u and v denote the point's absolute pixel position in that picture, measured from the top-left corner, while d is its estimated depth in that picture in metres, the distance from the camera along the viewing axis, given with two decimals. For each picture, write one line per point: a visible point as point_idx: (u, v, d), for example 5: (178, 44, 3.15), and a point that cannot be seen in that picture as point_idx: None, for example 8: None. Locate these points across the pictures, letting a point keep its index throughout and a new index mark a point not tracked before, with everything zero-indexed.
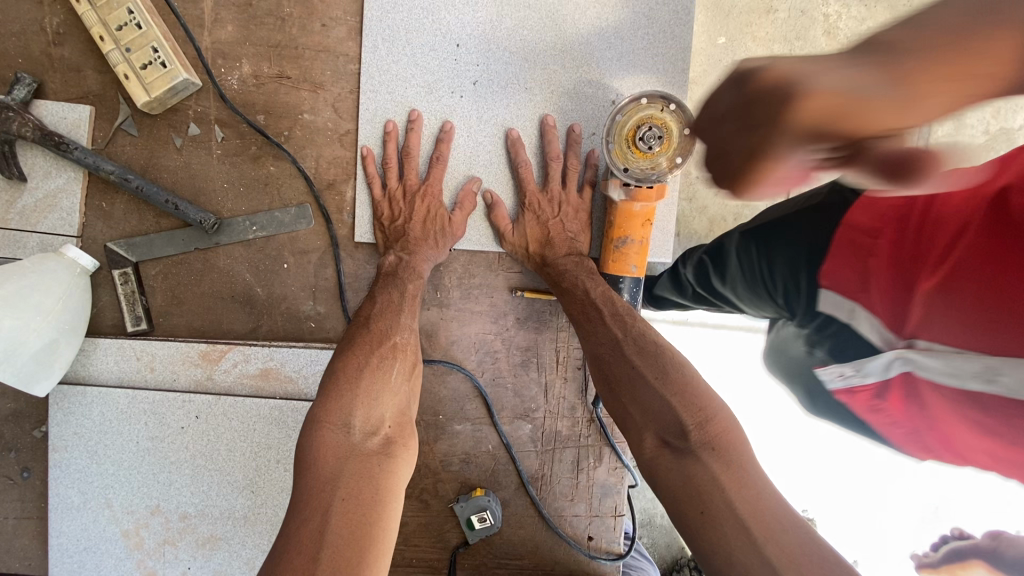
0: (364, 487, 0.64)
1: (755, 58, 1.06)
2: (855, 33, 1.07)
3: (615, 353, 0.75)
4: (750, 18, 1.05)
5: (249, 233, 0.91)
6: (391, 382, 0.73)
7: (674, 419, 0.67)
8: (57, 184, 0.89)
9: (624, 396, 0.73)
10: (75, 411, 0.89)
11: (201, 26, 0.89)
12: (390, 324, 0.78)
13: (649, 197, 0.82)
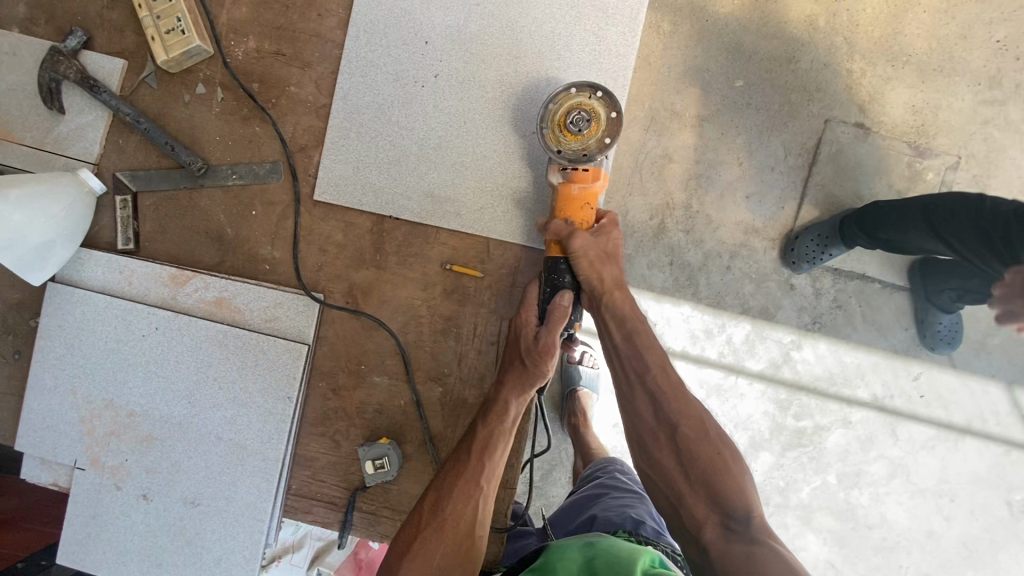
0: (441, 533, 0.93)
1: (771, 103, 1.52)
2: (878, 89, 1.52)
3: (700, 435, 0.93)
4: (769, 64, 1.52)
5: (229, 180, 1.06)
6: (489, 459, 0.96)
7: (743, 512, 0.86)
8: (86, 120, 1.08)
9: (700, 475, 0.90)
10: (61, 308, 1.06)
11: (221, 5, 1.07)
12: (500, 402, 0.96)
13: (586, 178, 0.94)
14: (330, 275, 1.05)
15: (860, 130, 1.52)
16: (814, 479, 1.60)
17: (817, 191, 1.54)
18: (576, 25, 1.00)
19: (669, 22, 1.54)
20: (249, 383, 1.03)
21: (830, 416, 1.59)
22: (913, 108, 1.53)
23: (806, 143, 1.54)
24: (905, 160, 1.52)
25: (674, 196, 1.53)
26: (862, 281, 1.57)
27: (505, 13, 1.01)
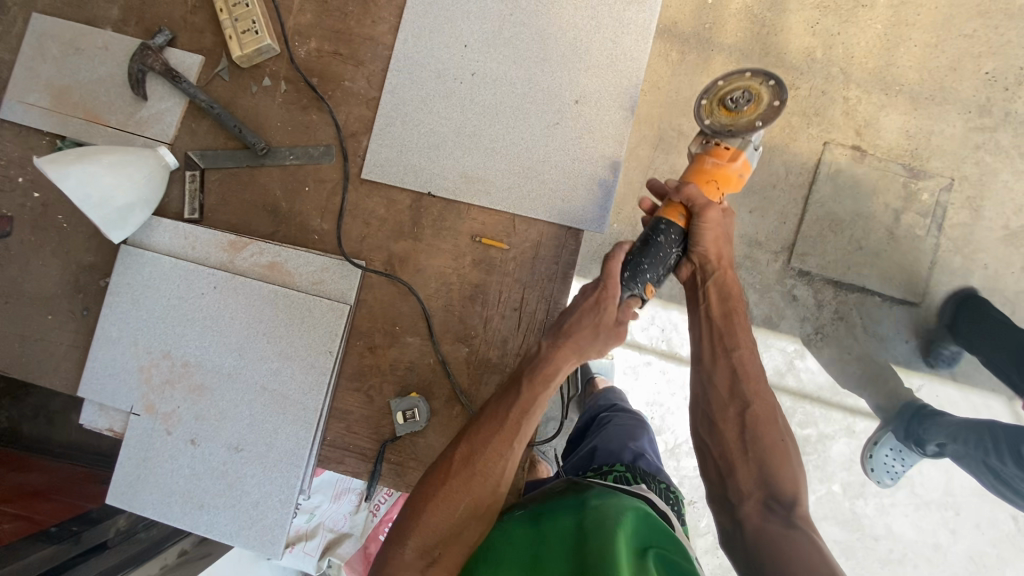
0: (469, 486, 0.96)
1: (786, 115, 1.93)
2: (875, 116, 1.92)
3: (768, 421, 1.05)
4: (776, 99, 1.96)
5: (287, 160, 1.21)
6: (524, 423, 0.99)
7: (787, 495, 0.98)
8: (165, 106, 1.24)
9: (756, 454, 1.02)
10: (130, 266, 1.18)
11: (288, 11, 1.23)
12: (547, 366, 1.01)
13: (723, 155, 1.08)
14: (372, 245, 1.18)
15: (856, 153, 1.91)
16: (819, 487, 1.92)
17: (816, 210, 1.92)
18: (596, 32, 1.15)
19: (677, 51, 1.96)
20: (294, 340, 1.14)
21: (833, 426, 1.95)
22: (910, 133, 1.92)
23: (807, 165, 1.93)
24: (902, 180, 1.91)
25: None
26: (862, 293, 1.93)
27: (534, 22, 1.16)
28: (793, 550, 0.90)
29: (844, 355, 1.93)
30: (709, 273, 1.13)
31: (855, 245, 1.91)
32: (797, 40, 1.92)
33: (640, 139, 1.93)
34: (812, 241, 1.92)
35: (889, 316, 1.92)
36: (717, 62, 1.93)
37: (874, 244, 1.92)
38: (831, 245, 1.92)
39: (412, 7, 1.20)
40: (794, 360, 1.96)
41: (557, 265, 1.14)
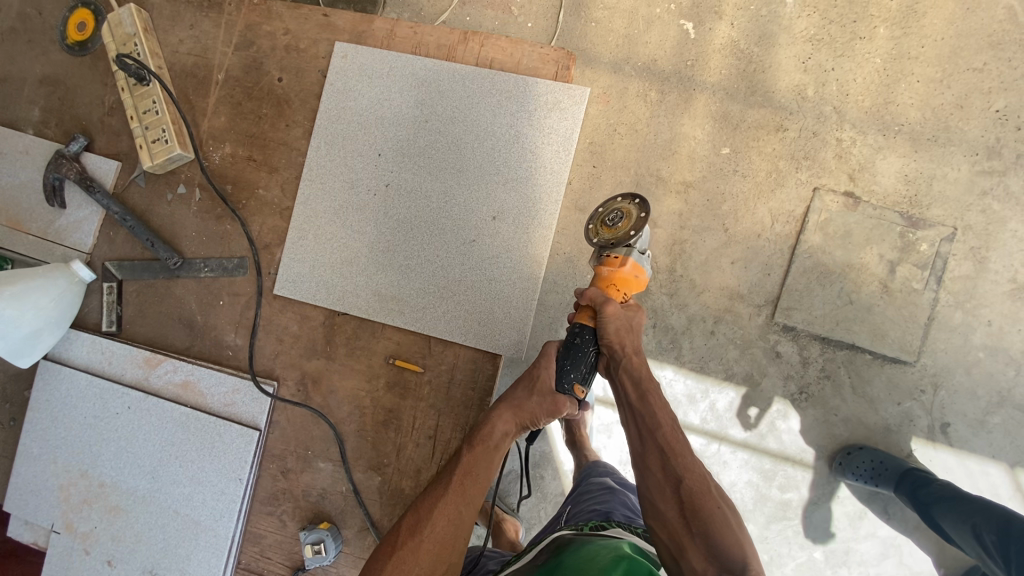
0: (417, 557, 0.86)
1: (758, 170, 1.59)
2: (869, 159, 1.57)
3: (704, 490, 0.89)
4: (758, 133, 1.59)
5: (201, 272, 1.17)
6: (471, 482, 0.92)
7: (743, 568, 0.80)
8: (83, 214, 1.21)
9: (702, 528, 0.85)
10: (49, 383, 1.18)
11: (203, 114, 1.19)
12: (486, 426, 0.96)
13: (613, 263, 0.99)
14: (285, 363, 1.14)
15: (848, 200, 1.56)
16: (799, 554, 1.57)
17: (804, 261, 1.57)
18: (514, 144, 1.08)
19: (656, 90, 1.62)
20: (207, 464, 1.12)
21: (818, 490, 1.57)
22: (907, 177, 1.56)
23: (795, 211, 1.59)
24: (897, 231, 1.55)
25: (658, 260, 1.62)
26: (851, 351, 1.57)
27: (451, 130, 1.10)
28: None
29: (829, 419, 1.57)
30: (622, 358, 0.97)
31: (843, 298, 1.56)
32: (786, 77, 1.58)
33: (614, 184, 1.62)
34: (799, 295, 1.57)
35: (881, 377, 1.56)
36: (699, 106, 1.60)
37: (865, 298, 1.56)
38: (820, 298, 1.57)
39: (326, 112, 1.14)
40: (775, 420, 1.59)
41: (473, 390, 1.09)
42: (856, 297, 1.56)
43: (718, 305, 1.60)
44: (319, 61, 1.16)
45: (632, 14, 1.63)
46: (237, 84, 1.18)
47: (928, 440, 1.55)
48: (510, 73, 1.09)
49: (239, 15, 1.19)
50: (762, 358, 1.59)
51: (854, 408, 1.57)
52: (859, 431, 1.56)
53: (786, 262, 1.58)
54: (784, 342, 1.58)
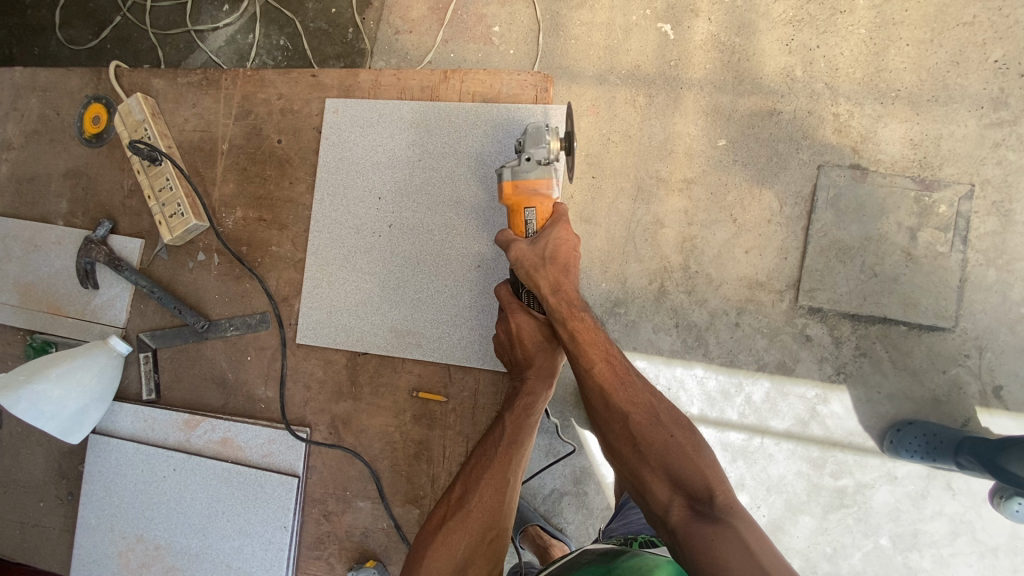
0: (467, 524, 0.97)
1: (758, 157, 1.61)
2: (871, 129, 1.57)
3: (650, 420, 0.98)
4: (751, 121, 1.62)
5: (227, 331, 1.23)
6: (514, 454, 1.01)
7: (702, 489, 0.90)
8: (115, 291, 1.30)
9: (657, 458, 0.94)
10: (99, 455, 1.24)
11: (212, 184, 1.27)
12: (526, 399, 1.04)
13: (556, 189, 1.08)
14: (315, 409, 1.18)
15: (855, 172, 1.57)
16: (863, 542, 1.55)
17: (819, 240, 1.58)
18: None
19: (644, 95, 1.67)
20: (252, 516, 1.16)
21: (872, 474, 1.56)
22: (913, 142, 1.55)
23: (802, 191, 1.60)
24: (911, 196, 1.54)
25: (670, 259, 1.63)
26: (883, 325, 1.56)
27: (445, 164, 1.14)
28: (723, 552, 0.80)
29: (872, 397, 1.56)
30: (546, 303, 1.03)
31: (866, 272, 1.56)
32: (772, 61, 1.61)
33: (616, 193, 1.67)
34: (820, 273, 1.57)
35: (919, 347, 1.54)
36: (690, 104, 1.65)
37: (889, 269, 1.55)
38: (842, 276, 1.57)
39: (326, 165, 1.20)
40: (816, 405, 1.57)
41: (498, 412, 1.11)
42: (875, 269, 1.56)
43: (739, 295, 1.61)
44: (314, 118, 1.22)
45: (609, 26, 1.71)
46: (241, 151, 1.26)
47: (982, 407, 1.52)
48: (494, 102, 1.13)
49: (235, 87, 1.28)
50: (792, 343, 1.59)
51: (897, 382, 1.55)
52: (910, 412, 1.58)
53: (804, 243, 1.59)
54: (812, 324, 1.59)
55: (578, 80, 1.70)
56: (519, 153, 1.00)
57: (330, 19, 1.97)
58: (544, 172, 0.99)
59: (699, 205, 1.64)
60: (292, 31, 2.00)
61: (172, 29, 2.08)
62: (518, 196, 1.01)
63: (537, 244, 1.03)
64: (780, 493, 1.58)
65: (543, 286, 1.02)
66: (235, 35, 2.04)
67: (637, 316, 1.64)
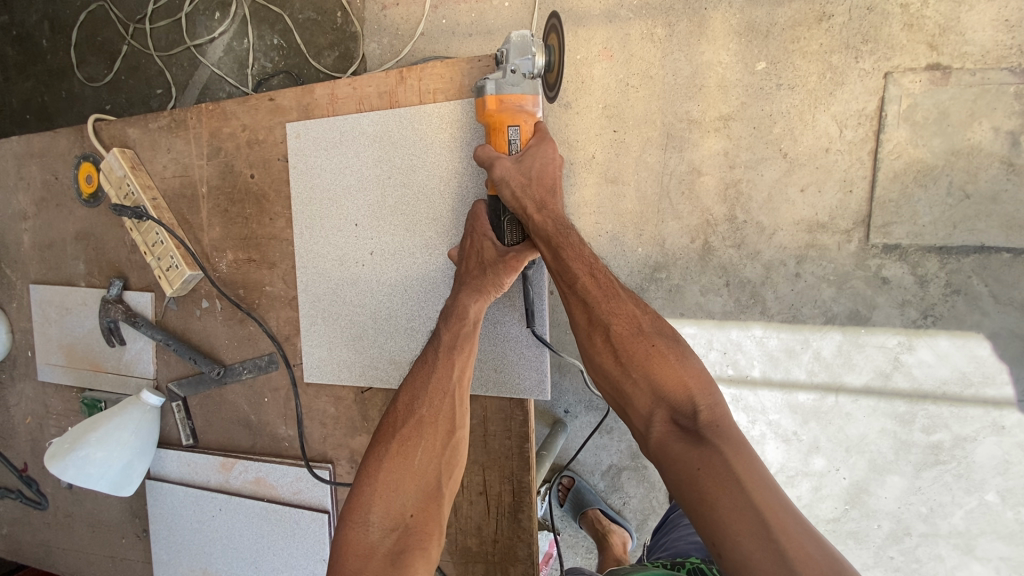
0: (421, 431, 0.93)
1: (809, 74, 1.49)
2: (954, 15, 1.41)
3: (634, 332, 0.92)
4: (799, 30, 1.48)
5: (242, 374, 1.23)
6: (456, 358, 0.96)
7: (686, 404, 0.87)
8: (140, 345, 1.34)
9: (641, 373, 0.90)
10: (158, 499, 1.33)
11: (201, 229, 1.24)
12: (458, 307, 0.97)
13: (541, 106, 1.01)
14: (334, 445, 1.19)
15: (935, 74, 1.43)
16: (967, 500, 1.57)
17: (891, 163, 1.48)
18: (482, 177, 1.02)
19: (663, 25, 1.55)
20: (294, 550, 1.20)
21: (974, 426, 1.54)
22: (1009, 25, 1.38)
23: (865, 108, 1.48)
24: (1012, 92, 1.40)
25: (714, 211, 1.59)
26: (981, 255, 1.47)
27: (416, 180, 1.05)
28: (710, 480, 0.78)
29: (968, 337, 1.51)
30: (530, 222, 0.95)
31: (955, 194, 1.46)
32: None
33: (642, 145, 1.60)
34: (893, 204, 1.49)
35: None
36: (717, 26, 1.52)
37: (986, 186, 1.44)
38: (924, 203, 1.48)
39: (295, 180, 1.13)
40: (900, 355, 1.55)
41: (510, 438, 1.08)
42: (944, 192, 1.46)
43: (798, 242, 1.56)
44: (280, 146, 1.15)
45: None
46: (219, 192, 1.22)
47: None
48: (457, 100, 1.02)
49: (202, 124, 1.22)
50: (865, 289, 1.55)
51: (1003, 319, 1.49)
52: (1013, 345, 1.49)
53: (871, 172, 1.49)
54: (889, 264, 1.53)
55: (586, 23, 1.59)
56: (502, 64, 0.92)
57: (318, 6, 1.76)
58: (529, 86, 0.93)
59: (742, 144, 1.55)
60: (284, 27, 1.80)
61: (174, 48, 1.89)
62: (501, 112, 0.94)
63: (523, 162, 0.95)
64: (862, 453, 1.62)
65: (527, 205, 0.94)
66: (232, 43, 1.84)
67: (682, 279, 1.65)
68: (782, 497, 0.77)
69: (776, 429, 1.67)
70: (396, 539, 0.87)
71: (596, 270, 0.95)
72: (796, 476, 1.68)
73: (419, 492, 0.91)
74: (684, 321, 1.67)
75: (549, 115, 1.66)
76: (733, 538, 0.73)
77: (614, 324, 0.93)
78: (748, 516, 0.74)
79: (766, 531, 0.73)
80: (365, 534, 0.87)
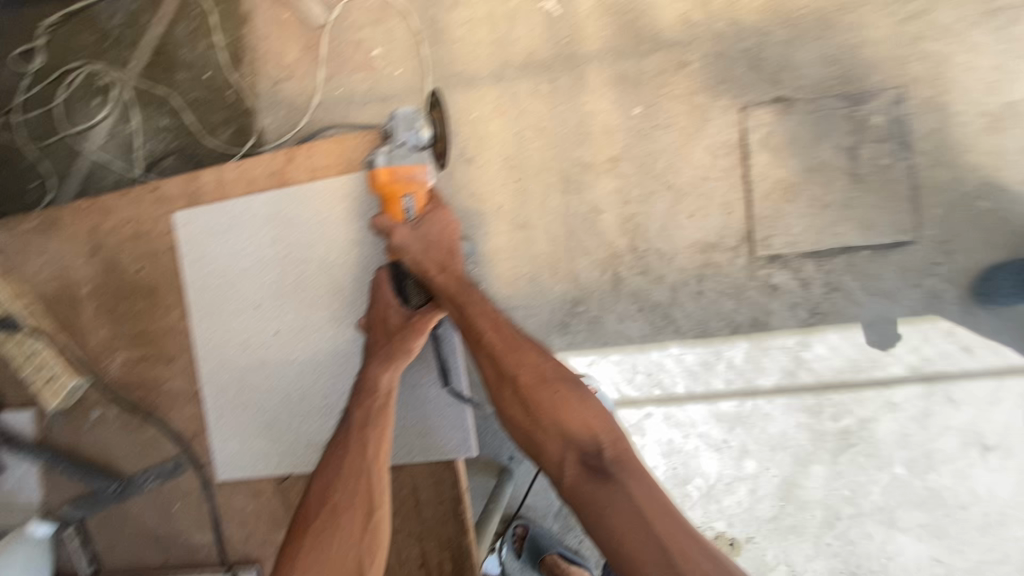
0: (336, 519, 0.90)
1: (679, 114, 1.67)
2: (786, 56, 1.64)
3: (539, 380, 0.95)
4: (664, 77, 1.67)
5: (145, 486, 1.12)
6: (368, 434, 0.94)
7: (593, 445, 0.91)
8: (22, 469, 1.20)
9: (550, 420, 0.93)
10: None
11: (87, 332, 1.16)
12: (369, 378, 0.98)
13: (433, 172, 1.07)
14: (258, 543, 1.09)
15: (780, 107, 1.65)
16: (880, 476, 1.72)
17: (760, 184, 1.67)
18: (381, 246, 1.04)
19: (546, 81, 1.69)
20: None
21: (871, 407, 1.71)
22: (830, 62, 1.64)
23: (730, 139, 1.67)
24: (842, 116, 1.64)
25: (618, 243, 1.70)
26: (846, 255, 1.67)
27: (315, 256, 1.06)
28: (619, 519, 0.82)
29: (850, 329, 1.69)
30: (433, 283, 0.99)
31: (815, 206, 1.66)
32: (666, 13, 1.66)
33: (544, 191, 1.70)
34: (767, 220, 1.68)
35: (888, 267, 1.66)
36: (594, 79, 1.68)
37: (838, 196, 1.66)
38: (792, 216, 1.67)
39: (188, 270, 1.10)
40: (799, 353, 1.71)
41: (443, 503, 1.05)
42: (806, 205, 1.67)
43: (695, 263, 1.70)
44: (167, 236, 1.11)
45: (491, 18, 1.69)
46: (105, 290, 1.14)
47: (966, 315, 1.64)
48: (347, 174, 1.04)
49: (78, 222, 1.15)
50: (759, 297, 1.70)
51: (875, 308, 1.68)
52: (889, 329, 1.67)
53: (745, 194, 1.68)
54: (775, 272, 1.69)
55: (477, 84, 1.70)
56: (390, 138, 0.97)
57: (207, 85, 1.75)
58: (418, 158, 0.97)
59: (632, 181, 1.69)
60: (172, 108, 1.76)
61: (48, 140, 1.79)
62: (394, 184, 0.97)
63: (421, 228, 0.99)
64: (786, 449, 1.74)
65: (430, 267, 0.98)
66: (115, 128, 1.77)
67: (599, 310, 1.73)
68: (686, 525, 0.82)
69: (708, 440, 1.76)
70: None
71: (498, 325, 0.98)
72: (733, 482, 1.76)
73: None
74: (608, 349, 1.74)
75: (453, 171, 1.73)
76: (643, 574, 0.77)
77: (519, 375, 0.96)
78: (655, 548, 0.80)
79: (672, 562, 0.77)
80: None
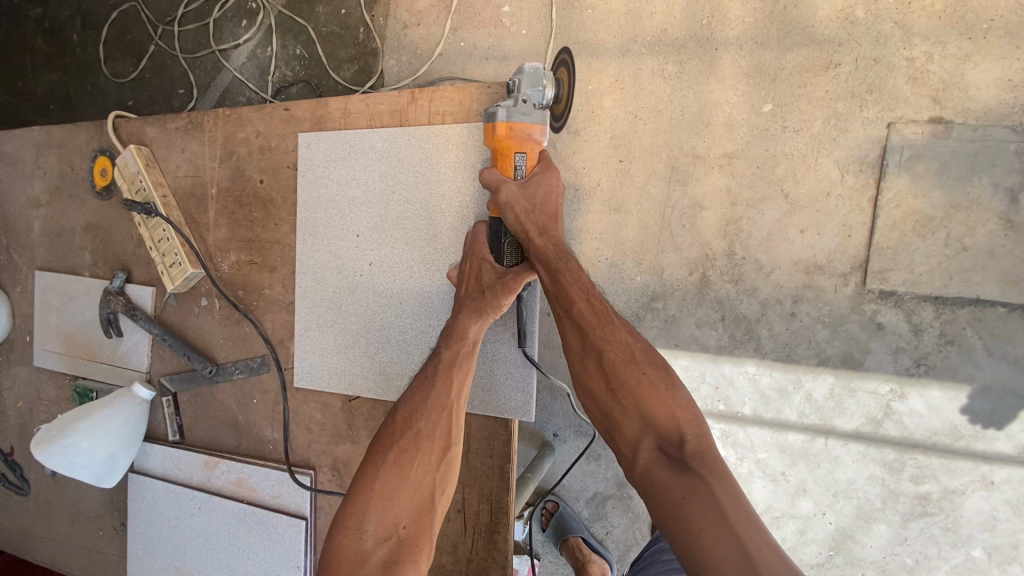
0: (418, 444, 0.93)
1: (814, 119, 1.53)
2: (958, 71, 1.44)
3: (626, 359, 0.94)
4: (807, 76, 1.52)
5: (234, 374, 1.25)
6: (456, 375, 0.97)
7: (674, 434, 0.88)
8: (137, 338, 1.36)
9: (630, 400, 0.91)
10: (139, 493, 1.33)
11: (207, 229, 1.27)
12: (458, 327, 0.99)
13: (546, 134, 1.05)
14: (318, 452, 1.20)
15: (937, 128, 1.46)
16: (952, 554, 1.55)
17: (891, 211, 1.50)
18: (483, 199, 1.05)
19: (674, 62, 1.59)
20: (269, 555, 1.19)
21: (962, 479, 1.53)
22: (1012, 86, 1.42)
23: (868, 156, 1.51)
24: (1011, 150, 1.43)
25: (714, 245, 1.61)
26: (976, 307, 1.48)
27: (418, 197, 1.08)
28: (695, 509, 0.77)
29: (959, 389, 1.51)
30: (531, 246, 0.97)
31: (952, 246, 1.47)
32: (826, 4, 1.50)
33: (647, 176, 1.63)
34: (890, 251, 1.51)
35: (1021, 331, 1.47)
36: (727, 67, 1.56)
37: (983, 241, 1.46)
38: (922, 252, 1.49)
39: (306, 187, 1.16)
40: (891, 403, 1.55)
41: (492, 457, 1.08)
42: (941, 243, 1.48)
43: (795, 281, 1.58)
44: (290, 155, 1.19)
45: None
46: (228, 194, 1.25)
47: None
48: (464, 124, 1.05)
49: (217, 128, 1.25)
50: (860, 333, 1.56)
51: (995, 373, 1.49)
52: (1005, 400, 1.49)
53: (871, 219, 1.51)
54: (885, 310, 1.53)
55: (599, 55, 1.64)
56: (514, 93, 0.95)
57: (344, 19, 1.82)
58: (539, 116, 0.95)
59: (745, 182, 1.58)
60: (309, 37, 1.85)
61: (201, 51, 1.95)
62: (510, 139, 0.96)
63: (528, 188, 0.98)
64: (849, 498, 1.61)
65: (530, 230, 0.97)
66: (256, 50, 1.90)
67: (678, 310, 1.66)
68: (766, 533, 0.76)
69: (764, 468, 1.66)
70: (388, 551, 0.86)
71: (592, 297, 0.97)
72: (781, 518, 1.66)
73: (413, 505, 0.91)
74: (679, 352, 1.68)
75: (558, 141, 1.69)
76: (715, 569, 0.72)
77: (606, 351, 0.94)
78: (732, 547, 0.73)
79: (750, 564, 0.71)
80: (358, 541, 0.86)
